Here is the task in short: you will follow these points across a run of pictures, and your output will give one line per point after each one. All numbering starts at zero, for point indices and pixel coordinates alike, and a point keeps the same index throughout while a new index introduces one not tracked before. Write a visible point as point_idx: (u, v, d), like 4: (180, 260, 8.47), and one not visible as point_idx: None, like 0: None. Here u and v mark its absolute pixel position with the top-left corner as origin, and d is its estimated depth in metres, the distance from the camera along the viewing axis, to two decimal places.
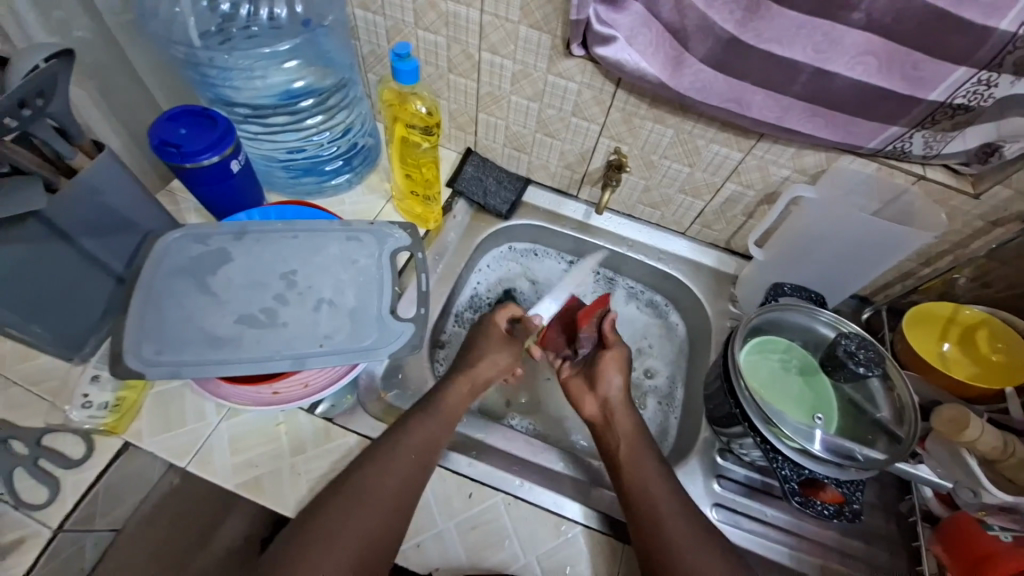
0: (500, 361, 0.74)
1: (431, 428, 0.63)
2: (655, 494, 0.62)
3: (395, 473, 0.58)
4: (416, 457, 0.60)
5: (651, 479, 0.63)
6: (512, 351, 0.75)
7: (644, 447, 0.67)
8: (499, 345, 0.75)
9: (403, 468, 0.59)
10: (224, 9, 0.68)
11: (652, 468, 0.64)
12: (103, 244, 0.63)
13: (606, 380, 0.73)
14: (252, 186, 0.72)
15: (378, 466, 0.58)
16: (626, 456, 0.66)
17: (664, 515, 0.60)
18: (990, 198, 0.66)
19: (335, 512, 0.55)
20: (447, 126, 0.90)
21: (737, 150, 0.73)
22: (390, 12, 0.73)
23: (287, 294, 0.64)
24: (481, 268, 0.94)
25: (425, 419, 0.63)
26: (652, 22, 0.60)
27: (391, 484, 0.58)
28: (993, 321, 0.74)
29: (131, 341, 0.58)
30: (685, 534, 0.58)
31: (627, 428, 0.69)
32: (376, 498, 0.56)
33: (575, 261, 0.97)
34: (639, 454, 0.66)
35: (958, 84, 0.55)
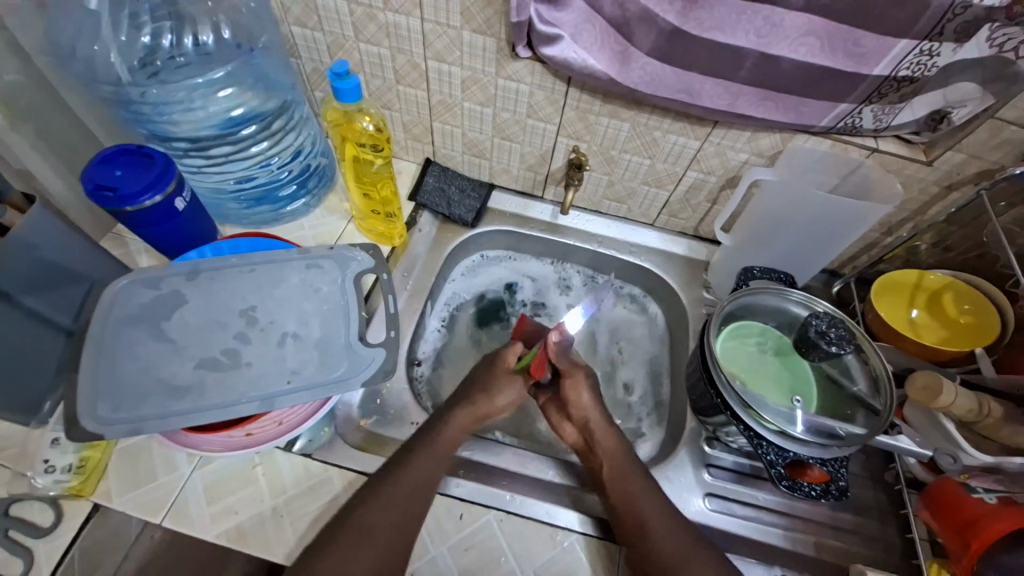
0: (508, 397, 0.72)
1: (431, 460, 0.62)
2: (645, 512, 0.61)
3: (397, 505, 0.58)
4: (415, 491, 0.59)
5: (636, 491, 0.63)
6: (519, 385, 0.73)
7: (627, 461, 0.66)
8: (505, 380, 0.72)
9: (402, 503, 0.58)
10: (146, 41, 0.65)
11: (635, 480, 0.64)
12: (48, 300, 0.59)
13: (575, 402, 0.72)
14: (201, 221, 0.69)
15: (379, 503, 0.58)
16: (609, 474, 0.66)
17: (653, 529, 0.60)
18: (943, 164, 0.67)
19: (371, 510, 0.57)
20: (402, 138, 0.88)
21: (693, 139, 0.72)
22: (328, 27, 0.71)
23: (249, 332, 0.61)
24: (454, 278, 0.92)
25: (423, 452, 0.63)
26: (595, 18, 0.59)
27: (390, 519, 0.57)
28: (957, 283, 0.75)
29: (85, 402, 0.55)
30: (676, 541, 0.59)
31: (612, 445, 0.68)
32: (377, 537, 0.56)
33: (557, 264, 0.96)
34: (624, 465, 0.66)
35: (901, 57, 0.56)
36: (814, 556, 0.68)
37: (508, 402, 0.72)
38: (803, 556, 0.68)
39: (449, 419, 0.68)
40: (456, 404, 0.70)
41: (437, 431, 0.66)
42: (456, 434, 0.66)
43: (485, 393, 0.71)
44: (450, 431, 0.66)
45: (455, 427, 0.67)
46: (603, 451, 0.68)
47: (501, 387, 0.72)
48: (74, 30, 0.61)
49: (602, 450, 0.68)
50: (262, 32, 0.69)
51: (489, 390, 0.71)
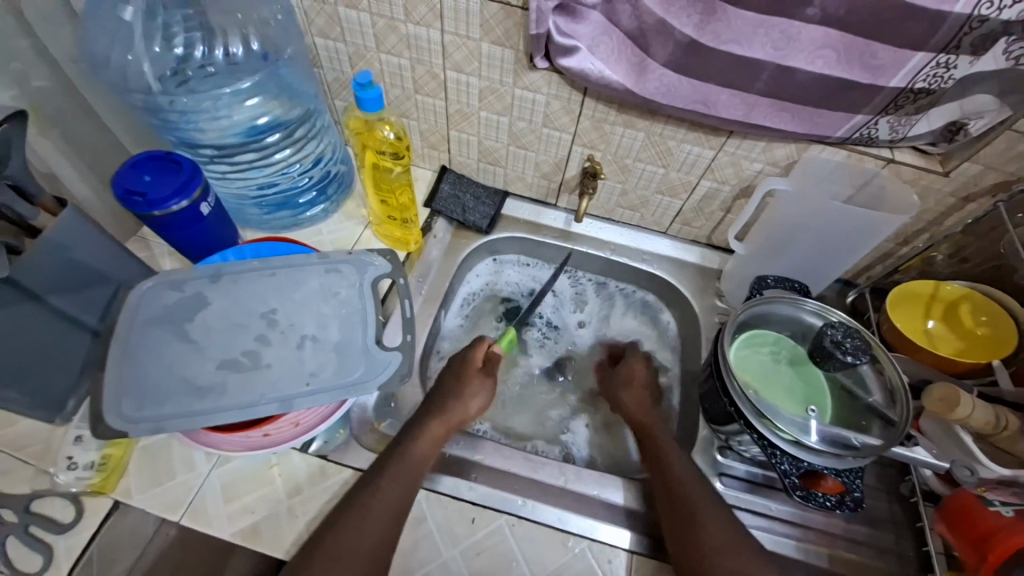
0: (478, 402, 0.72)
1: (402, 475, 0.61)
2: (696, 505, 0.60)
3: (373, 522, 0.57)
4: (389, 510, 0.58)
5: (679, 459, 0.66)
6: (487, 389, 0.74)
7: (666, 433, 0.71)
8: (473, 389, 0.73)
9: (377, 522, 0.57)
10: (178, 52, 0.68)
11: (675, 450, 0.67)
12: (75, 300, 0.61)
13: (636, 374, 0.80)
14: (224, 225, 0.71)
15: (353, 523, 0.56)
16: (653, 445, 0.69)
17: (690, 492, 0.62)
18: (959, 175, 0.67)
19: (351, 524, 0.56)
20: (419, 145, 0.89)
21: (708, 148, 0.73)
22: (351, 38, 0.73)
23: (269, 334, 0.62)
24: (469, 278, 0.93)
25: (396, 467, 0.61)
26: (613, 30, 0.60)
27: (364, 540, 0.55)
28: (975, 295, 0.75)
29: (112, 400, 0.56)
30: (709, 507, 0.60)
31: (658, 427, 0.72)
32: (352, 560, 0.54)
33: (569, 270, 0.96)
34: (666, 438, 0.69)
35: (918, 69, 0.56)
36: (827, 567, 0.67)
37: (479, 407, 0.72)
38: (816, 568, 0.67)
39: (420, 432, 0.66)
40: (427, 416, 0.68)
41: (414, 442, 0.64)
42: (429, 446, 0.65)
43: (456, 402, 0.70)
44: (421, 446, 0.64)
45: (426, 440, 0.65)
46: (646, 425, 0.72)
47: (470, 396, 0.72)
48: (109, 40, 0.63)
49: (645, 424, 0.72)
50: (288, 44, 0.72)
51: (456, 399, 0.71)
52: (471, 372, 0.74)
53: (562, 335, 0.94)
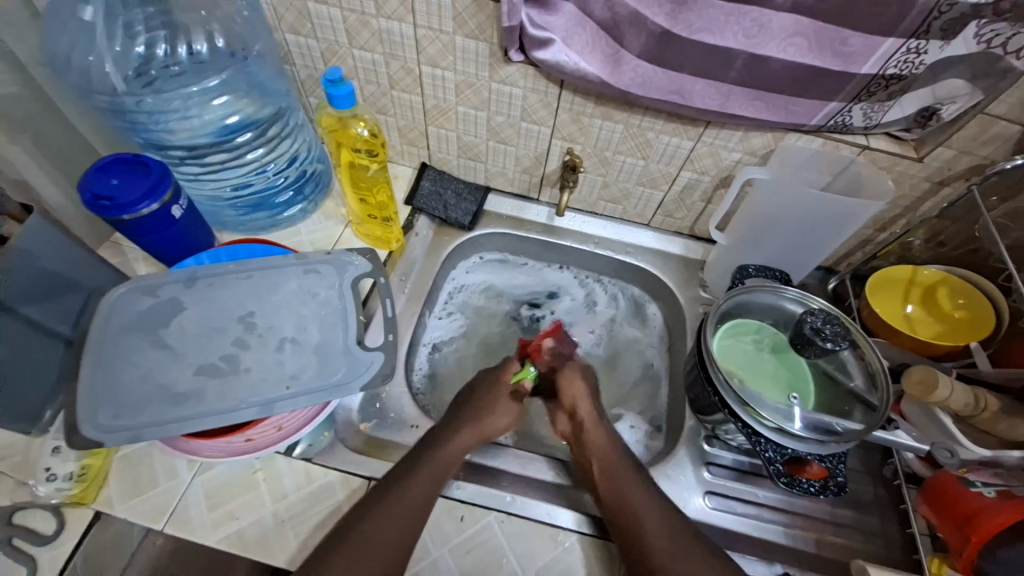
0: (507, 419, 0.72)
1: (429, 476, 0.61)
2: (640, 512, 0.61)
3: (398, 518, 0.58)
4: (415, 511, 0.59)
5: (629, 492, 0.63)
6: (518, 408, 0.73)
7: (617, 456, 0.66)
8: (506, 405, 0.72)
9: (402, 519, 0.58)
10: (140, 51, 0.66)
11: (632, 488, 0.63)
12: (47, 310, 0.60)
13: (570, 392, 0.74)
14: (198, 228, 0.69)
15: (378, 520, 0.57)
16: (604, 477, 0.65)
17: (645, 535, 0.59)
18: (933, 160, 0.68)
19: (379, 519, 0.57)
20: (397, 142, 0.88)
21: (686, 139, 0.73)
22: (322, 34, 0.71)
23: (247, 338, 0.62)
24: (454, 277, 0.93)
25: (427, 467, 0.62)
26: (586, 22, 0.60)
27: (388, 534, 0.57)
28: (951, 278, 0.76)
29: (86, 410, 0.55)
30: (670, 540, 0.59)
31: (604, 440, 0.68)
32: (373, 555, 0.55)
33: (561, 269, 0.97)
34: (616, 468, 0.65)
35: (889, 55, 0.56)
36: (814, 552, 0.68)
37: (507, 424, 0.72)
38: (804, 553, 0.68)
39: (453, 435, 0.66)
40: (461, 420, 0.68)
41: (446, 444, 0.65)
42: (460, 450, 0.66)
43: (493, 408, 0.71)
44: (454, 448, 0.65)
45: (457, 444, 0.66)
46: (594, 455, 0.67)
47: (503, 414, 0.71)
48: (69, 42, 0.62)
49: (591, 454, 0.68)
50: (256, 40, 0.70)
51: (491, 410, 0.71)
52: (503, 388, 0.73)
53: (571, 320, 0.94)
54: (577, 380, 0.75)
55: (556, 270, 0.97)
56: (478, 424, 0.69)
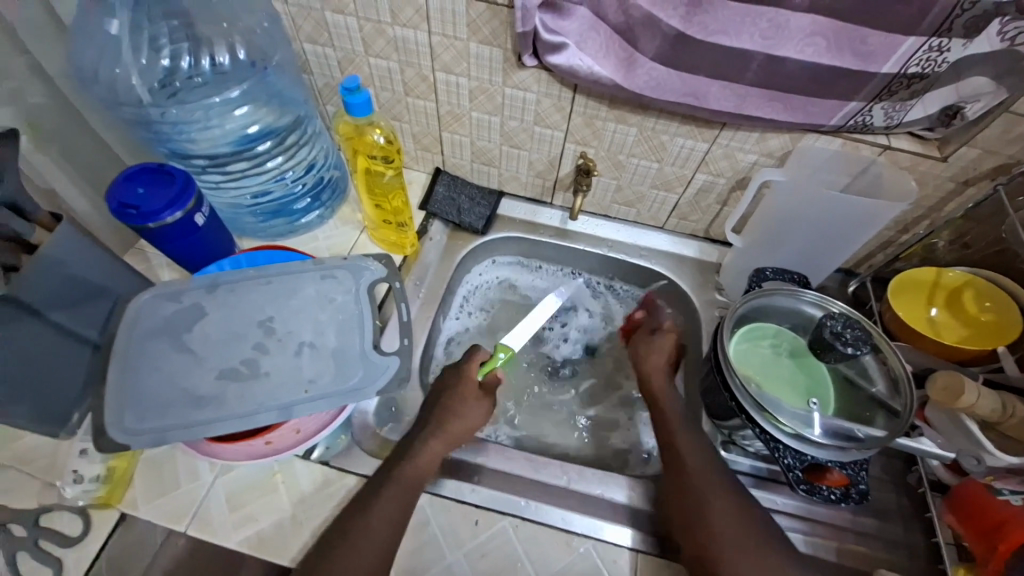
0: (483, 413, 0.71)
1: (397, 496, 0.60)
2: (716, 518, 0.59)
3: (383, 525, 0.58)
4: (386, 535, 0.58)
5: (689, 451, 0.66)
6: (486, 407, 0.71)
7: (680, 418, 0.70)
8: (472, 402, 0.70)
9: (386, 525, 0.58)
10: (165, 64, 0.68)
11: (711, 491, 0.61)
12: (74, 315, 0.62)
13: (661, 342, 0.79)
14: (220, 234, 0.71)
15: (349, 549, 0.56)
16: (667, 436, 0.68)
17: (699, 491, 0.62)
18: (957, 159, 0.66)
19: (361, 528, 0.57)
20: (412, 148, 0.89)
21: (702, 141, 0.73)
22: (339, 44, 0.73)
23: (267, 343, 0.63)
24: (468, 281, 0.93)
25: (405, 471, 0.62)
26: (600, 26, 0.60)
27: (373, 543, 0.57)
28: (978, 280, 0.74)
29: (112, 412, 0.57)
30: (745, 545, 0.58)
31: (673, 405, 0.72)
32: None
33: (574, 274, 0.96)
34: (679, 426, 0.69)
35: (910, 54, 0.55)
36: (836, 561, 0.66)
37: (474, 425, 0.70)
38: (825, 562, 0.66)
39: (428, 437, 0.66)
40: (435, 422, 0.67)
41: (422, 447, 0.65)
42: (437, 452, 0.65)
43: (463, 408, 0.69)
44: (430, 451, 0.65)
45: (426, 457, 0.64)
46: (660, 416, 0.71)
47: (469, 418, 0.69)
48: (97, 55, 0.64)
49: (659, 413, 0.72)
50: (275, 50, 0.71)
51: (454, 413, 0.68)
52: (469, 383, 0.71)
53: (569, 335, 0.92)
54: (664, 347, 0.78)
55: (571, 273, 0.96)
56: (450, 425, 0.67)
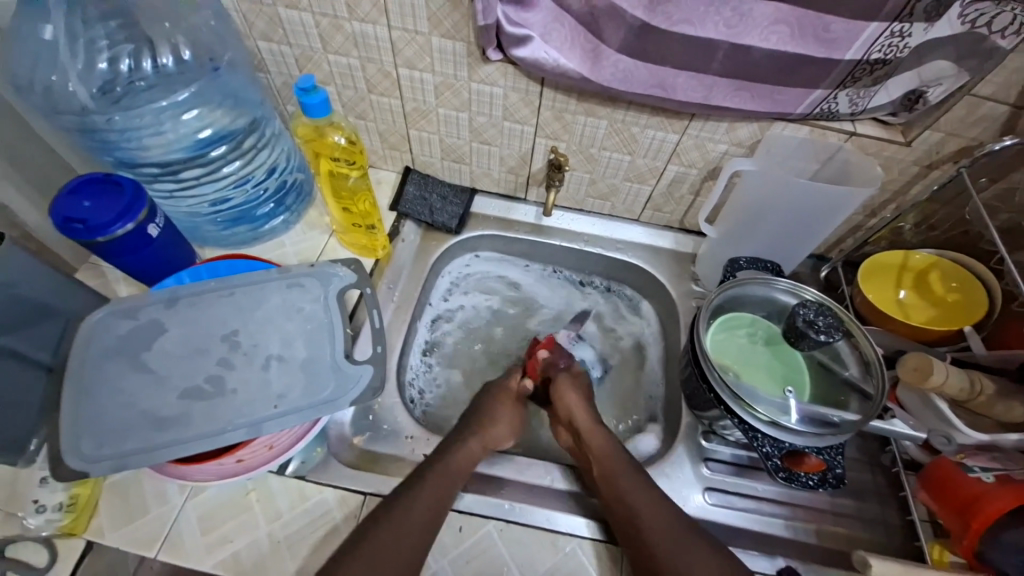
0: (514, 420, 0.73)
1: (443, 480, 0.62)
2: (635, 505, 0.61)
3: (415, 522, 0.57)
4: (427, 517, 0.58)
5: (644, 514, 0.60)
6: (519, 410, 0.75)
7: (623, 465, 0.65)
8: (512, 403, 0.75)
9: (418, 521, 0.58)
10: (103, 68, 0.63)
11: (630, 482, 0.63)
12: (24, 337, 0.58)
13: (564, 402, 0.74)
14: (178, 246, 0.68)
15: (397, 522, 0.57)
16: (617, 499, 0.62)
17: (673, 561, 0.56)
18: (921, 143, 0.67)
19: (393, 524, 0.57)
20: (379, 147, 0.87)
21: (672, 132, 0.72)
22: (296, 40, 0.70)
23: (232, 357, 0.60)
24: (446, 277, 0.91)
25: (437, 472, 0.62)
26: (564, 17, 0.59)
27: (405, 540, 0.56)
28: (942, 261, 0.75)
29: (68, 440, 0.54)
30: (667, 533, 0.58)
31: (609, 454, 0.66)
32: (390, 556, 0.55)
33: (557, 270, 0.95)
34: (627, 481, 0.63)
35: (872, 40, 0.55)
36: (816, 544, 0.68)
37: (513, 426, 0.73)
38: (805, 545, 0.68)
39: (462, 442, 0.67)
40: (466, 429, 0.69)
41: (455, 451, 0.66)
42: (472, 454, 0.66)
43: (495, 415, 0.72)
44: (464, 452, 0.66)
45: (467, 451, 0.66)
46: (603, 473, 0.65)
47: (507, 416, 0.73)
48: (30, 61, 0.59)
49: (599, 472, 0.65)
50: (226, 48, 0.68)
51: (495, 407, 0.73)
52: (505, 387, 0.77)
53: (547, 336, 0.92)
54: (575, 387, 0.76)
55: (552, 271, 0.96)
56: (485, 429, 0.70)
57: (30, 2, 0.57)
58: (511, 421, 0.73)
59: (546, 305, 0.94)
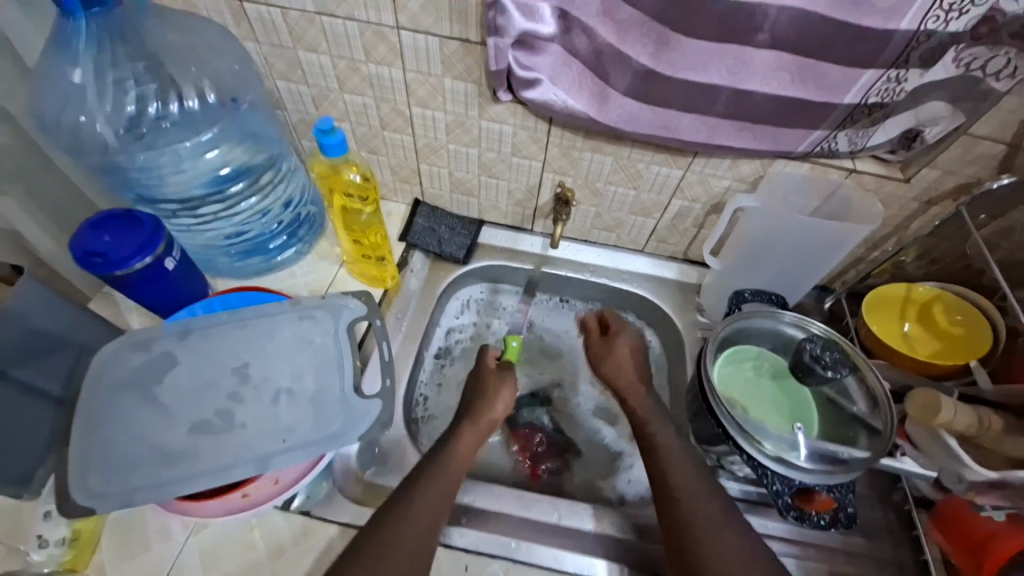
0: (505, 398, 0.73)
1: (442, 480, 0.61)
2: (668, 453, 0.65)
3: (440, 486, 0.60)
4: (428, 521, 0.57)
5: (732, 555, 0.56)
6: (511, 389, 0.74)
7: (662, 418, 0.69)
8: (496, 386, 0.74)
9: (442, 482, 0.60)
10: (130, 110, 0.66)
11: (666, 436, 0.67)
12: (36, 369, 0.58)
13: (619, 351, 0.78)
14: (192, 278, 0.68)
15: (424, 488, 0.59)
16: (701, 528, 0.58)
17: (692, 506, 0.59)
18: (919, 181, 0.69)
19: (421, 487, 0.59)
20: (390, 180, 0.89)
21: (676, 168, 0.74)
22: (313, 80, 0.72)
23: (242, 391, 0.60)
24: (460, 298, 0.93)
25: (457, 443, 0.66)
26: (572, 61, 0.61)
27: (428, 500, 0.58)
28: (945, 295, 0.76)
29: (76, 474, 0.54)
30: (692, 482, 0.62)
31: (663, 429, 0.68)
32: (418, 515, 0.57)
33: (563, 300, 0.96)
34: (711, 506, 0.60)
35: (869, 85, 0.57)
36: None
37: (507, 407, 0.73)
38: None
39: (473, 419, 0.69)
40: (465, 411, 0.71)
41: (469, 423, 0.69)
42: (487, 425, 0.70)
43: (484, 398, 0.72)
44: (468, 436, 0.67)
45: (460, 449, 0.65)
46: (683, 496, 0.61)
47: (496, 397, 0.72)
48: (58, 103, 0.62)
49: (678, 497, 0.61)
50: (248, 90, 0.70)
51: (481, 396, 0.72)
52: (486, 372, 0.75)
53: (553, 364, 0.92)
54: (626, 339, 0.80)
55: (560, 302, 0.96)
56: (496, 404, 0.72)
57: (63, 49, 0.59)
58: (502, 400, 0.73)
59: (552, 337, 0.94)
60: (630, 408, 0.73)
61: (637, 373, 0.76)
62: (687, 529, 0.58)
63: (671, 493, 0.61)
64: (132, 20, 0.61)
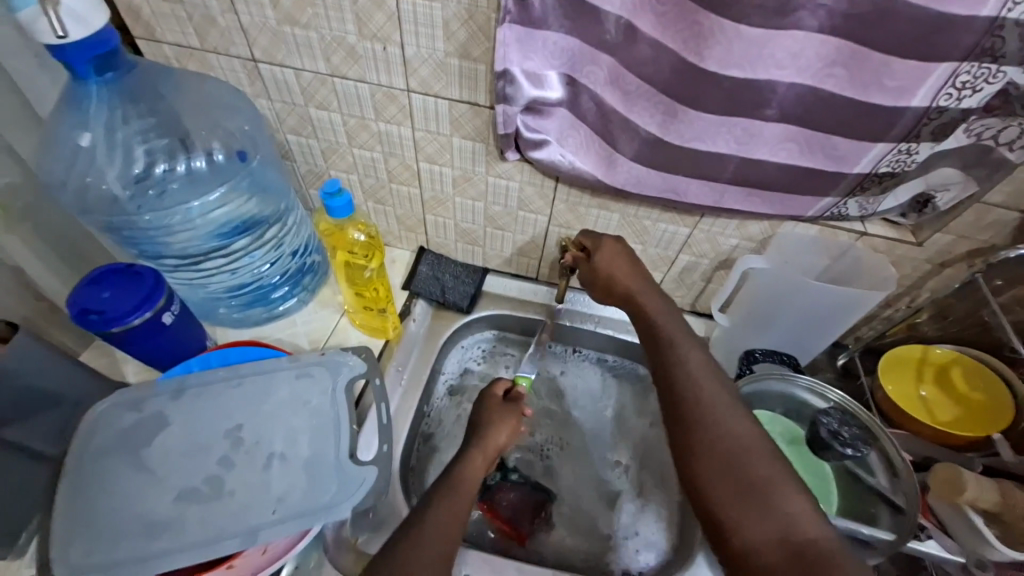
0: (508, 427, 0.67)
1: (454, 514, 0.54)
2: (688, 365, 0.58)
3: (452, 510, 0.55)
4: (439, 559, 0.50)
5: (738, 449, 0.51)
6: (515, 416, 0.68)
7: (679, 332, 0.62)
8: (499, 416, 0.67)
9: (455, 503, 0.56)
10: (136, 171, 0.66)
11: (684, 348, 0.60)
12: (27, 428, 0.57)
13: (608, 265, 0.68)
14: (191, 330, 0.67)
15: (436, 512, 0.54)
16: (708, 423, 0.53)
17: (713, 422, 0.53)
18: (932, 244, 0.68)
19: (432, 513, 0.54)
20: (396, 228, 0.88)
21: (683, 227, 0.73)
22: (323, 136, 0.73)
23: (233, 456, 0.58)
24: (463, 345, 0.90)
25: (466, 463, 0.61)
26: (580, 125, 0.61)
27: (441, 523, 0.53)
28: (963, 358, 0.74)
29: (59, 543, 0.53)
30: (710, 394, 0.55)
31: (691, 352, 0.59)
32: (430, 543, 0.51)
33: (568, 347, 0.92)
34: (722, 405, 0.54)
35: (880, 157, 0.57)
36: None
37: (512, 431, 0.67)
38: None
39: (483, 436, 0.65)
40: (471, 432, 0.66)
41: (480, 439, 0.64)
42: (499, 438, 0.65)
43: (490, 425, 0.66)
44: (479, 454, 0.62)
45: (468, 480, 0.59)
46: (692, 400, 0.55)
47: (502, 422, 0.67)
48: (68, 167, 0.63)
49: (689, 400, 0.55)
50: (257, 148, 0.71)
51: (490, 426, 0.66)
52: (494, 402, 0.70)
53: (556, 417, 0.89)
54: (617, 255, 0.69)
55: (566, 347, 0.92)
56: (503, 411, 0.68)
57: (74, 111, 0.60)
58: (506, 426, 0.67)
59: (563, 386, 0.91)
60: (638, 313, 0.66)
61: (641, 281, 0.67)
62: (694, 428, 0.54)
63: (681, 399, 0.56)
64: (149, 83, 0.64)
